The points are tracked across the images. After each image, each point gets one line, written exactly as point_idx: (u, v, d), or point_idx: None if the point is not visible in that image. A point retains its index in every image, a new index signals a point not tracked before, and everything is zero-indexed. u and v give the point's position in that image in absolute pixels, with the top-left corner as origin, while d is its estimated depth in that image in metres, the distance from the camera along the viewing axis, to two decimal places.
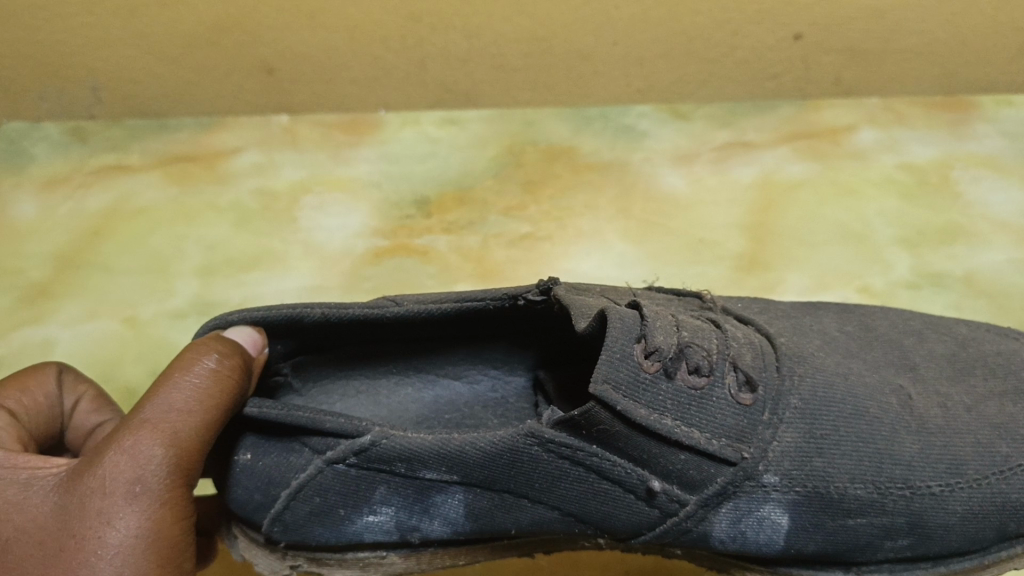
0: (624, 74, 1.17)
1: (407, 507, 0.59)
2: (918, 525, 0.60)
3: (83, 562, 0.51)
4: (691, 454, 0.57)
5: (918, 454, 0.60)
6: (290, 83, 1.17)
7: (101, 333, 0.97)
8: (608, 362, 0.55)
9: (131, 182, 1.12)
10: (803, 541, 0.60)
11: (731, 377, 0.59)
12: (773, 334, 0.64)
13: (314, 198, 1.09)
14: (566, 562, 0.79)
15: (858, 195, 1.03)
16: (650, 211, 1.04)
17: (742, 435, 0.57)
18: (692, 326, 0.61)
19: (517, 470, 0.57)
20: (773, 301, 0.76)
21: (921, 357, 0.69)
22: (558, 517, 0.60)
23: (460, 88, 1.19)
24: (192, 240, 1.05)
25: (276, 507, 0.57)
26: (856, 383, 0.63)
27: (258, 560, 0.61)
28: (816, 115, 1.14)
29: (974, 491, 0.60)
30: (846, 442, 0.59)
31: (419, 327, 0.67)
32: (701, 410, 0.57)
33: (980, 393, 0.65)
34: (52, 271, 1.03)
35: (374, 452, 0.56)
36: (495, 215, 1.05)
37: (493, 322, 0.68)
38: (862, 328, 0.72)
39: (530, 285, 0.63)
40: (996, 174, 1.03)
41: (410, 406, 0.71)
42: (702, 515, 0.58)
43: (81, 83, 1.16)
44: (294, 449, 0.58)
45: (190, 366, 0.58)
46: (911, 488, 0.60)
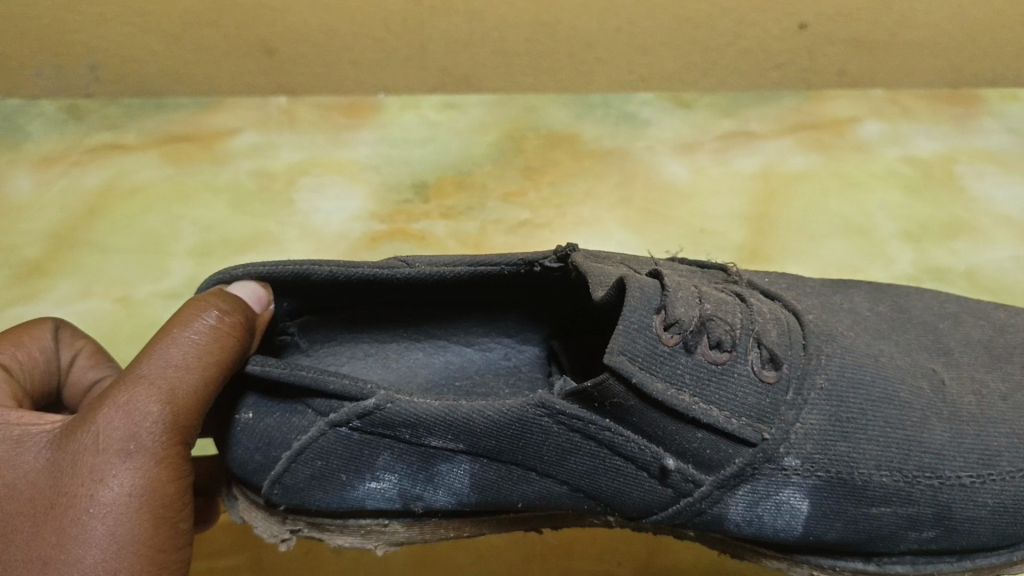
0: (627, 61, 1.16)
1: (410, 475, 0.57)
2: (945, 517, 0.59)
3: (74, 521, 0.50)
4: (708, 432, 0.55)
5: (949, 442, 0.59)
6: (290, 65, 1.16)
7: (93, 311, 0.96)
8: (625, 333, 0.54)
9: (127, 160, 1.10)
10: (823, 529, 0.59)
11: (754, 354, 0.58)
12: (801, 312, 0.63)
13: (312, 180, 1.07)
14: (561, 552, 0.79)
15: (862, 188, 1.02)
16: (651, 199, 1.03)
17: (764, 415, 0.56)
18: (715, 299, 0.61)
19: (525, 441, 0.55)
20: (803, 278, 0.75)
21: (956, 342, 0.68)
22: (567, 492, 0.59)
23: (462, 72, 1.18)
24: (187, 220, 1.04)
25: (276, 469, 0.57)
26: (886, 366, 0.62)
27: (257, 523, 0.60)
28: (820, 107, 1.13)
29: (1006, 485, 0.59)
30: (874, 427, 0.58)
31: (430, 292, 0.66)
32: (721, 387, 0.56)
33: (1017, 381, 0.64)
34: (45, 249, 1.02)
35: (378, 416, 0.55)
36: (494, 200, 1.04)
37: (506, 288, 0.67)
38: (895, 309, 0.71)
39: (548, 251, 0.62)
40: (1001, 169, 1.02)
41: (420, 371, 0.70)
42: (718, 496, 0.57)
43: (79, 59, 1.14)
44: (298, 411, 0.57)
45: (189, 322, 0.57)
46: (940, 477, 0.59)
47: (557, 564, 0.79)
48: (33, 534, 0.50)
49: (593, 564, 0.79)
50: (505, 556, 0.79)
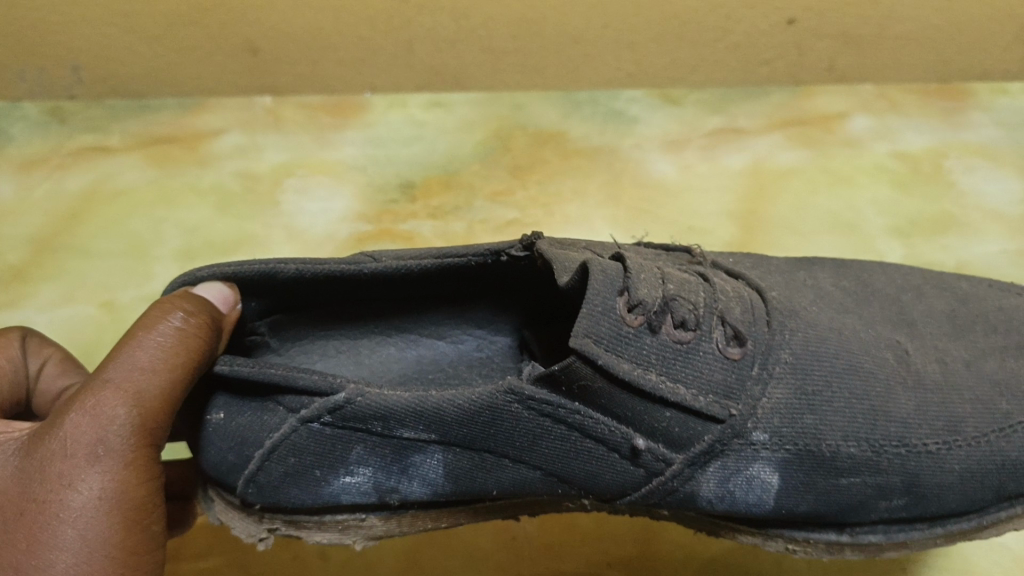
0: (614, 57, 1.16)
1: (385, 467, 0.58)
2: (914, 485, 0.59)
3: (44, 526, 0.51)
4: (676, 411, 0.56)
5: (914, 411, 0.60)
6: (275, 65, 1.16)
7: (77, 316, 0.95)
8: (589, 316, 0.54)
9: (110, 163, 1.09)
10: (795, 502, 0.59)
11: (719, 332, 0.58)
12: (764, 289, 0.64)
13: (297, 181, 1.07)
14: (547, 554, 0.78)
15: (851, 184, 1.01)
16: (639, 197, 1.02)
17: (730, 391, 0.57)
18: (678, 279, 0.61)
19: (497, 428, 0.56)
20: (767, 258, 0.75)
21: (920, 313, 0.68)
22: (540, 477, 0.59)
23: (448, 71, 1.17)
24: (171, 223, 1.03)
25: (250, 468, 0.57)
26: (850, 338, 0.62)
27: (235, 523, 0.60)
28: (808, 102, 1.12)
29: (972, 450, 0.60)
30: (839, 399, 0.59)
31: (399, 287, 0.66)
32: (687, 365, 0.57)
33: (980, 349, 0.65)
34: (28, 254, 1.01)
35: (349, 410, 0.55)
36: (481, 200, 1.03)
37: (476, 281, 0.67)
38: (858, 284, 0.72)
39: (514, 241, 0.63)
40: (990, 162, 1.02)
41: (392, 366, 0.70)
42: (689, 474, 0.58)
43: (61, 62, 1.13)
44: (268, 409, 0.57)
45: (155, 325, 0.57)
46: (907, 446, 0.59)
47: (543, 565, 0.78)
48: (4, 542, 0.51)
49: (580, 563, 0.78)
50: (490, 556, 0.79)
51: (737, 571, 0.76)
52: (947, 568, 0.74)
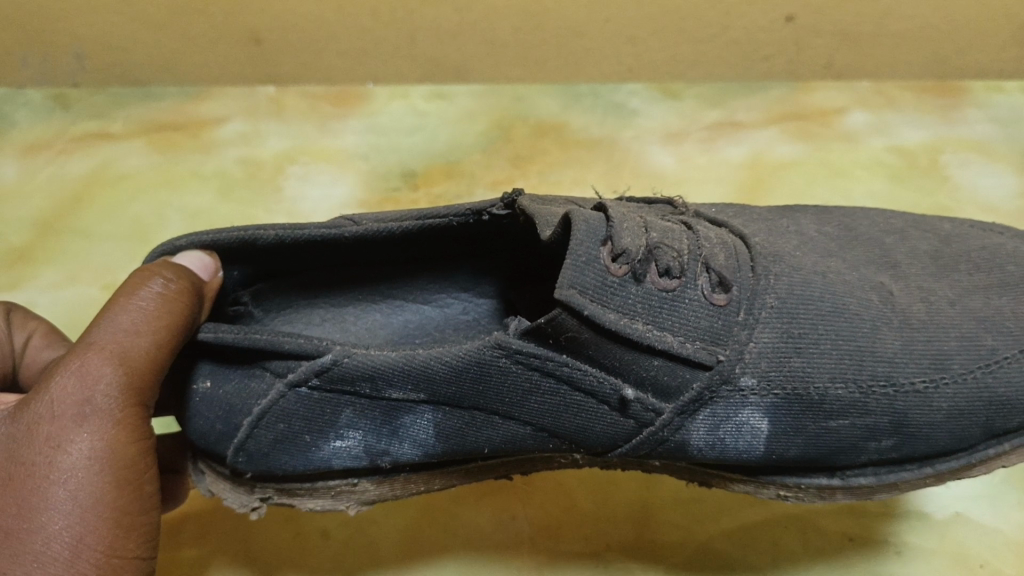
0: (614, 51, 1.18)
1: (375, 430, 0.60)
2: (903, 424, 0.61)
3: (35, 488, 0.53)
4: (663, 359, 0.58)
5: (901, 350, 0.61)
6: (278, 55, 1.18)
7: (81, 298, 0.96)
8: (574, 266, 0.56)
9: (113, 148, 1.10)
10: (786, 446, 0.61)
11: (703, 279, 0.60)
12: (747, 235, 0.65)
13: (299, 167, 1.08)
14: (547, 534, 0.79)
15: (848, 176, 1.02)
16: (637, 188, 1.04)
17: (717, 337, 0.58)
18: (660, 228, 0.62)
19: (486, 383, 0.58)
20: (749, 207, 0.76)
21: (903, 255, 0.70)
22: (531, 432, 0.61)
23: (450, 63, 1.19)
24: (174, 207, 1.04)
25: (239, 436, 0.59)
26: (835, 280, 0.64)
27: (227, 495, 0.63)
28: (807, 97, 1.13)
29: (959, 387, 0.61)
30: (826, 340, 0.60)
31: (385, 250, 0.68)
32: (672, 313, 0.58)
33: (965, 287, 0.66)
34: (31, 237, 1.02)
35: (336, 371, 0.57)
36: (482, 188, 1.04)
37: (460, 241, 0.69)
38: (842, 229, 0.72)
39: (495, 199, 0.64)
40: (985, 158, 1.03)
41: (379, 330, 0.72)
42: (679, 423, 0.60)
43: (66, 49, 1.15)
44: (255, 375, 0.59)
45: (135, 292, 0.59)
46: (894, 385, 0.61)
47: (542, 548, 0.78)
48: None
49: (579, 545, 0.79)
50: (488, 535, 0.79)
51: (737, 549, 0.77)
52: (943, 551, 0.75)
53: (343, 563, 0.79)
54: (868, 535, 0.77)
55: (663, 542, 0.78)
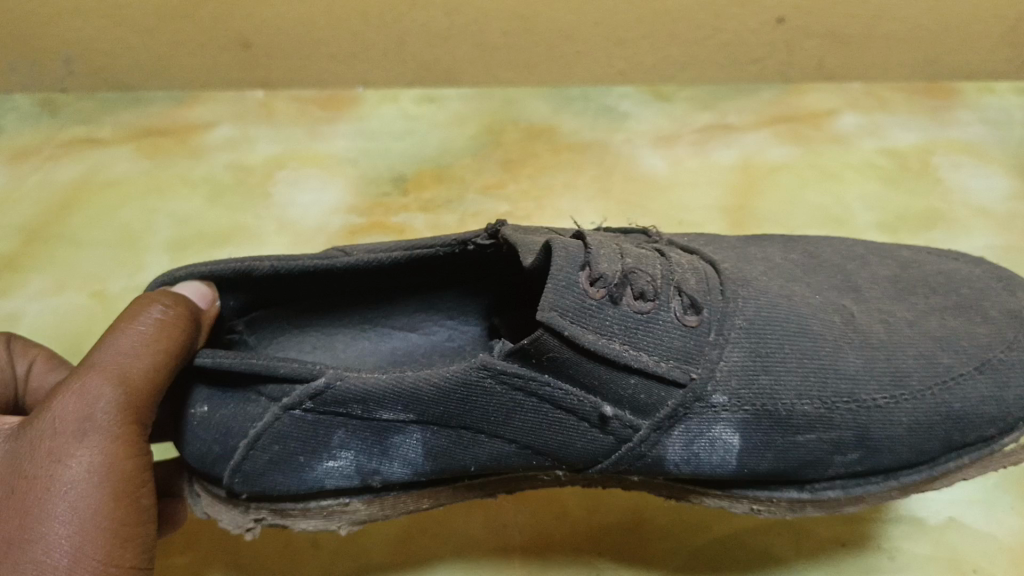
0: (605, 53, 1.17)
1: (366, 450, 0.59)
2: (866, 438, 0.61)
3: (36, 500, 0.52)
4: (640, 377, 0.58)
5: (863, 368, 0.61)
6: (267, 59, 1.16)
7: (69, 306, 0.95)
8: (554, 290, 0.56)
9: (102, 154, 1.09)
10: (755, 461, 0.61)
11: (676, 302, 0.60)
12: (715, 261, 0.65)
13: (289, 173, 1.07)
14: (539, 545, 0.78)
15: (840, 179, 1.02)
16: (630, 191, 1.03)
17: (690, 356, 0.58)
18: (635, 255, 0.62)
19: (471, 404, 0.57)
20: (719, 237, 0.76)
21: (864, 279, 0.70)
22: (515, 450, 0.60)
23: (440, 66, 1.18)
24: (163, 214, 1.03)
25: (236, 458, 0.58)
26: (800, 303, 0.63)
27: (223, 515, 0.62)
28: (798, 99, 1.13)
29: (918, 402, 0.61)
30: (792, 359, 0.60)
31: (376, 279, 0.67)
32: (648, 333, 0.58)
33: (921, 310, 0.66)
34: (19, 244, 1.01)
35: (329, 395, 0.57)
36: (473, 193, 1.04)
37: (449, 270, 0.69)
38: (806, 256, 0.72)
39: (479, 229, 0.64)
40: (976, 160, 1.03)
41: (367, 358, 0.72)
42: (655, 439, 0.59)
43: (54, 54, 1.14)
44: (251, 398, 0.58)
45: (135, 316, 0.59)
46: (857, 401, 0.61)
47: (535, 559, 0.78)
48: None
49: (571, 555, 0.78)
50: (481, 546, 0.79)
51: (728, 557, 0.77)
52: (936, 556, 0.75)
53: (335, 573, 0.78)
54: (859, 539, 0.77)
55: (654, 549, 0.78)
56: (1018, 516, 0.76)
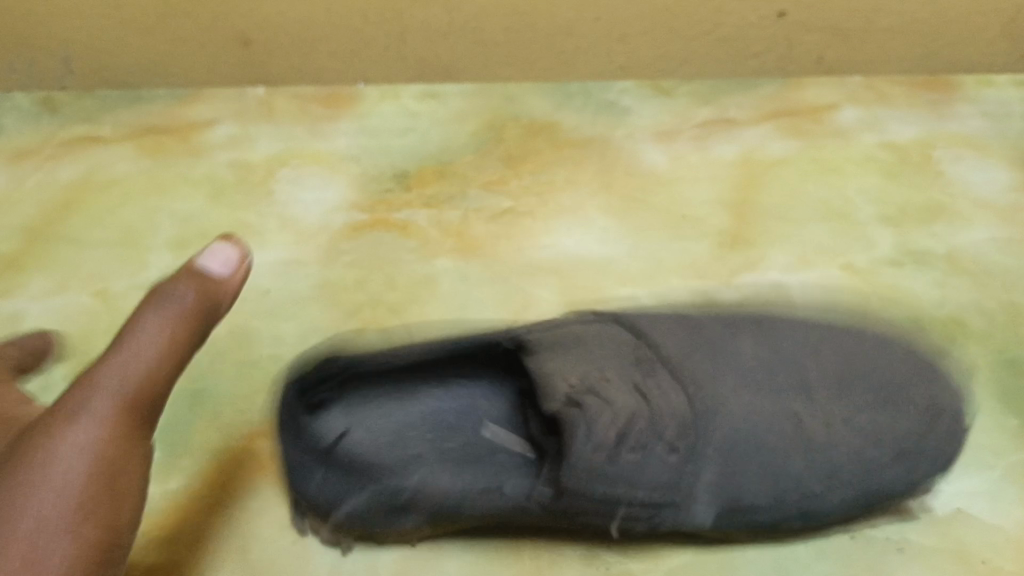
0: (605, 50, 1.13)
1: (432, 517, 0.72)
2: (811, 513, 0.74)
3: (29, 468, 0.57)
4: (640, 500, 0.71)
5: (807, 471, 0.74)
6: (265, 57, 1.14)
7: (71, 306, 0.95)
8: (569, 465, 0.69)
9: (103, 154, 1.11)
10: (724, 524, 0.74)
11: (663, 442, 0.72)
12: (687, 382, 0.74)
13: (290, 170, 1.08)
14: (547, 535, 0.78)
15: (841, 172, 1.05)
16: (631, 186, 1.05)
17: (676, 488, 0.71)
18: (621, 395, 0.73)
19: (512, 515, 0.72)
20: (695, 320, 0.81)
21: (817, 375, 0.77)
22: (547, 523, 0.73)
23: (439, 64, 1.16)
24: (165, 212, 1.04)
25: (337, 522, 0.73)
26: (759, 420, 0.74)
27: (322, 544, 0.77)
28: (797, 93, 1.14)
29: (852, 489, 0.74)
30: (751, 474, 0.73)
31: (417, 377, 0.77)
32: (644, 474, 0.71)
33: (866, 404, 0.76)
34: (20, 244, 1.01)
35: (405, 498, 0.71)
36: (475, 189, 1.05)
37: (472, 366, 0.78)
38: (771, 347, 0.79)
39: (504, 334, 0.75)
40: (977, 152, 1.07)
41: (416, 416, 0.79)
42: (654, 520, 0.72)
43: (52, 53, 1.12)
44: (354, 487, 0.71)
45: (157, 300, 0.63)
46: (802, 492, 0.74)
47: (541, 547, 0.77)
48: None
49: (578, 543, 0.77)
50: (488, 536, 0.78)
51: (734, 547, 0.77)
52: (943, 547, 0.75)
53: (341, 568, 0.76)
54: (868, 531, 0.77)
55: (659, 539, 0.77)
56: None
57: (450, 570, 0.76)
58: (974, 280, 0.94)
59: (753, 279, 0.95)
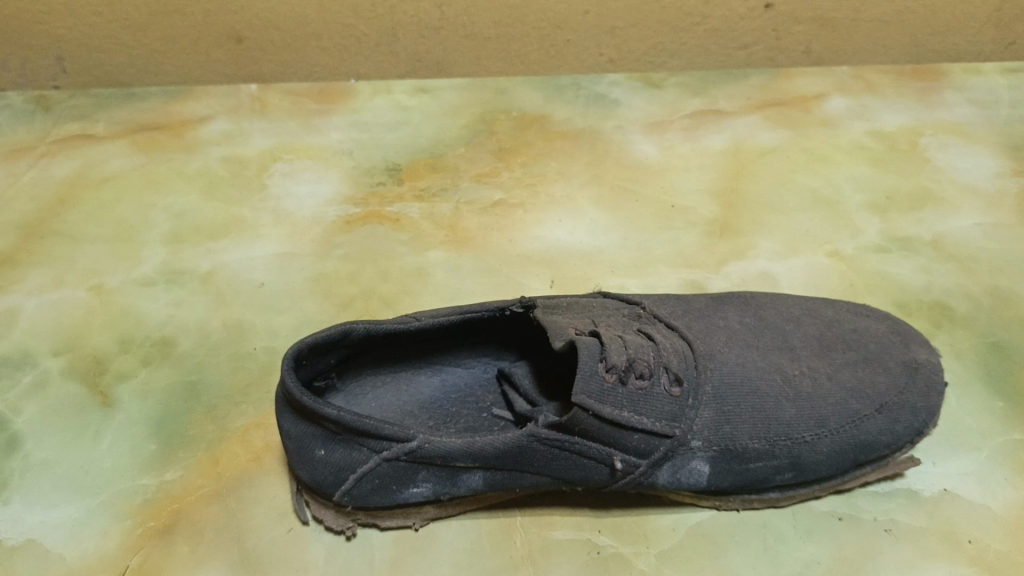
0: (594, 41, 1.16)
1: (441, 480, 0.71)
2: (798, 463, 0.74)
3: None
4: (641, 433, 0.70)
5: (796, 416, 0.74)
6: (257, 52, 1.16)
7: (66, 301, 0.95)
8: (582, 377, 0.69)
9: (96, 150, 1.11)
10: (719, 479, 0.74)
11: (664, 377, 0.73)
12: (691, 340, 0.77)
13: (283, 164, 1.09)
14: (538, 521, 0.78)
15: (829, 162, 1.06)
16: (622, 177, 1.06)
17: (675, 417, 0.72)
18: (633, 342, 0.74)
19: (523, 458, 0.70)
20: (689, 298, 0.85)
21: (799, 339, 0.80)
22: (553, 481, 0.73)
23: (432, 58, 1.19)
24: (159, 208, 1.05)
25: (347, 485, 0.70)
26: (753, 368, 0.76)
27: (328, 517, 0.75)
28: (787, 83, 1.17)
29: (838, 436, 0.73)
30: (746, 411, 0.73)
31: (429, 338, 0.79)
32: (646, 403, 0.71)
33: (840, 363, 0.78)
34: (15, 240, 1.01)
35: (419, 453, 0.68)
36: (467, 181, 1.06)
37: (480, 329, 0.80)
38: (756, 318, 0.82)
39: (515, 300, 0.77)
40: (965, 141, 1.07)
41: (426, 390, 0.82)
42: (650, 471, 0.72)
43: (46, 51, 1.14)
44: (354, 446, 0.69)
45: None
46: (791, 439, 0.73)
47: (534, 532, 0.78)
48: None
49: (569, 527, 0.78)
50: (482, 523, 0.79)
51: (722, 531, 0.77)
52: (933, 529, 0.76)
53: (338, 555, 0.76)
54: (857, 515, 0.78)
55: (650, 526, 0.78)
56: (1011, 490, 0.78)
57: (445, 556, 0.76)
58: (961, 266, 0.94)
59: (741, 268, 0.95)
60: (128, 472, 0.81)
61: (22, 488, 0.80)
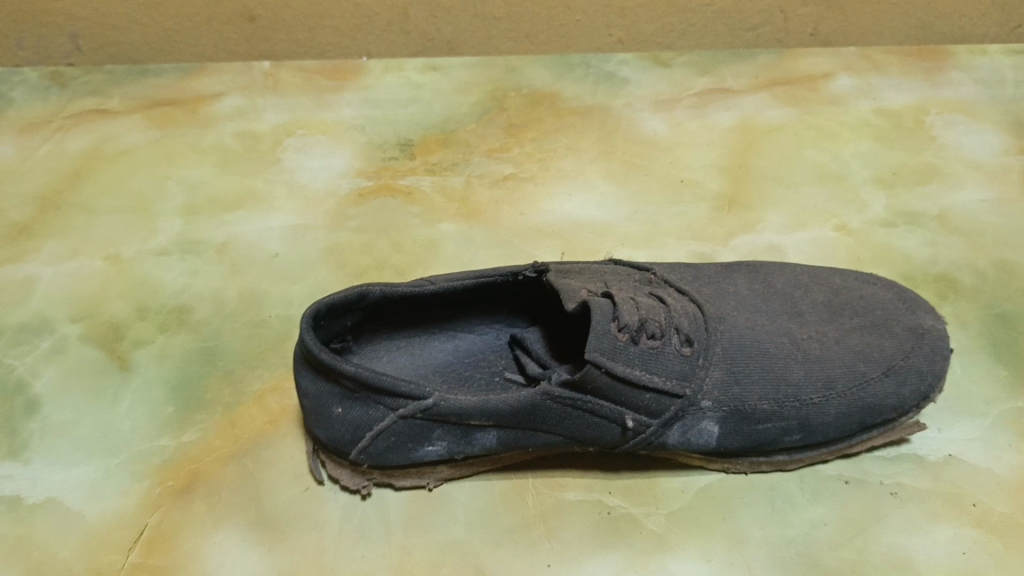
0: (603, 21, 1.18)
1: (456, 439, 0.72)
2: (807, 425, 0.75)
3: None
4: (652, 393, 0.72)
5: (804, 378, 0.75)
6: (269, 31, 1.18)
7: (83, 270, 0.97)
8: (595, 335, 0.70)
9: (111, 125, 1.13)
10: (728, 440, 0.75)
11: (675, 338, 0.74)
12: (701, 304, 0.78)
13: (297, 139, 1.10)
14: (549, 482, 0.79)
15: (835, 138, 1.07)
16: (631, 152, 1.07)
17: (686, 376, 0.73)
18: (645, 303, 0.75)
19: (536, 415, 0.71)
20: (698, 266, 0.86)
21: (807, 305, 0.81)
22: (565, 441, 0.74)
23: (443, 37, 1.20)
24: (174, 180, 1.06)
25: (362, 443, 0.72)
26: (761, 332, 0.77)
27: (343, 476, 0.76)
28: (794, 62, 1.17)
29: (846, 399, 0.74)
30: (755, 372, 0.74)
31: (443, 302, 0.80)
32: (657, 362, 0.72)
33: (848, 327, 0.79)
34: (32, 211, 1.03)
35: (435, 410, 0.69)
36: (478, 156, 1.07)
37: (493, 295, 0.81)
38: (765, 284, 0.83)
39: (528, 264, 0.78)
40: (970, 118, 1.09)
41: (438, 354, 0.83)
42: (660, 431, 0.73)
43: (61, 29, 1.16)
44: (370, 404, 0.70)
45: None
46: (799, 401, 0.74)
47: (546, 493, 0.79)
48: None
49: (580, 488, 0.79)
50: (494, 484, 0.79)
51: (731, 492, 0.78)
52: (938, 491, 0.77)
53: (353, 513, 0.77)
54: (865, 478, 0.79)
55: (660, 487, 0.79)
56: (1015, 454, 0.79)
57: (458, 515, 0.77)
58: (967, 239, 0.96)
59: (748, 240, 0.96)
60: (146, 434, 0.83)
61: (43, 448, 0.82)
